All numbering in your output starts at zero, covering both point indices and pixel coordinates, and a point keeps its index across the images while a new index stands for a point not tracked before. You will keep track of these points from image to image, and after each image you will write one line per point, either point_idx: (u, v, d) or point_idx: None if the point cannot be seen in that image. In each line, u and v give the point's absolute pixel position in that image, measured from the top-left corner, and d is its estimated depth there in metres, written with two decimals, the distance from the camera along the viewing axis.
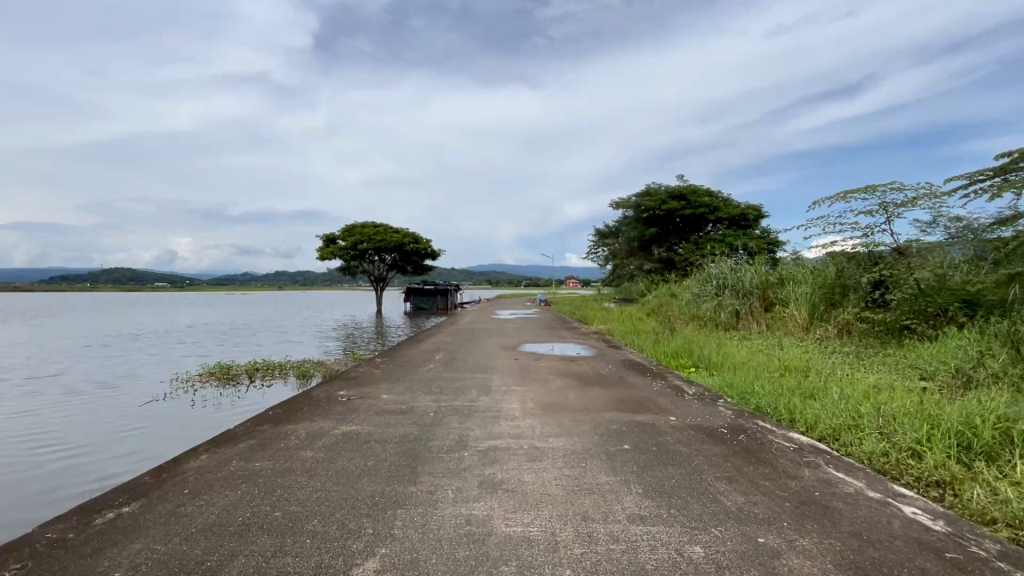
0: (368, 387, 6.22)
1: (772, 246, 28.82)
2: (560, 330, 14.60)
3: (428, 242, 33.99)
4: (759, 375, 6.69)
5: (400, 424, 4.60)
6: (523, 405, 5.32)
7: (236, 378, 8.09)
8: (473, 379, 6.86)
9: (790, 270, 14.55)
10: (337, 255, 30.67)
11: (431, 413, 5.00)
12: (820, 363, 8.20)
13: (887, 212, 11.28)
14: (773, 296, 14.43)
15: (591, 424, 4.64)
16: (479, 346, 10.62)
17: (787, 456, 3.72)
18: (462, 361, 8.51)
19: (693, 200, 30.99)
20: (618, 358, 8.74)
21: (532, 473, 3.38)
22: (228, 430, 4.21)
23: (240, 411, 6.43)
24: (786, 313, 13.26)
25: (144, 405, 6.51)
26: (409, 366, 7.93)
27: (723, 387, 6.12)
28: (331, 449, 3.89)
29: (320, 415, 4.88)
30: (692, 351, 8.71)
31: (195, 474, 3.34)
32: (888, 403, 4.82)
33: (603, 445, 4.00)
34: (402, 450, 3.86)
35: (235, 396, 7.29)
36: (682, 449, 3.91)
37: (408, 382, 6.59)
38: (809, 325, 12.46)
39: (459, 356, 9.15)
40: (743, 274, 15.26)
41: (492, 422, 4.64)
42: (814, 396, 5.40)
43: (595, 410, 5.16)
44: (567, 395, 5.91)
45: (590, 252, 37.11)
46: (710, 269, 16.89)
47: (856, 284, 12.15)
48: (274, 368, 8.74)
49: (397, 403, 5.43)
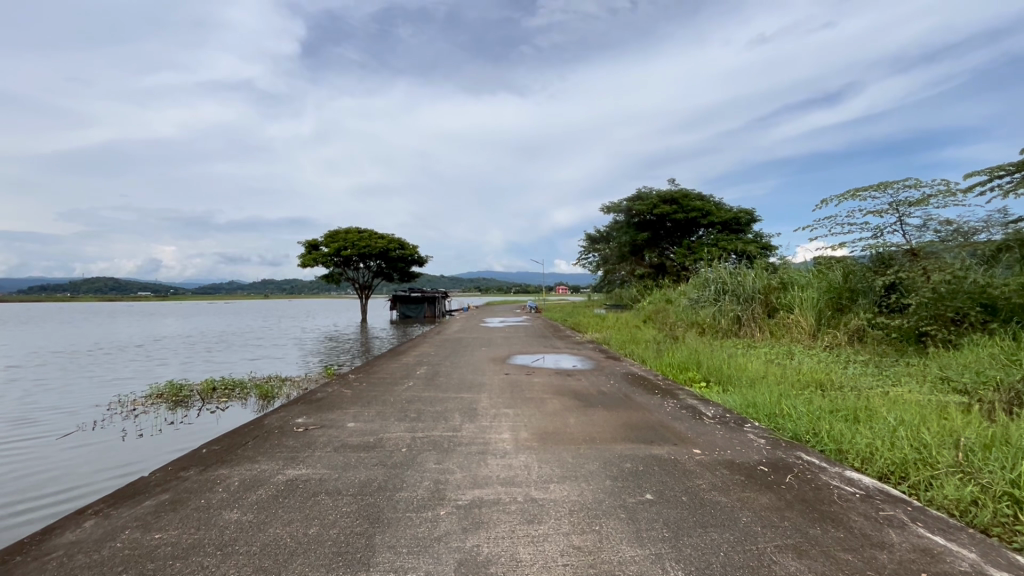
0: (333, 412, 5.29)
1: (766, 251, 28.38)
2: (553, 339, 13.77)
3: (414, 248, 33.01)
4: (783, 392, 5.88)
5: (362, 466, 3.69)
6: (515, 436, 4.43)
7: (187, 400, 7.09)
8: (458, 400, 5.93)
9: (794, 274, 13.91)
10: (320, 261, 29.56)
11: (403, 448, 4.09)
12: (841, 376, 7.44)
13: (899, 212, 10.63)
14: (776, 302, 13.73)
15: (599, 461, 3.78)
16: (466, 359, 9.71)
17: (859, 510, 2.87)
18: (447, 377, 7.60)
19: (684, 205, 30.54)
20: (619, 372, 7.91)
21: (530, 545, 2.49)
22: (135, 482, 3.27)
23: (179, 442, 5.48)
24: (790, 319, 12.56)
25: (65, 439, 5.52)
26: (385, 385, 6.99)
27: (746, 407, 5.30)
28: (265, 508, 2.96)
29: (264, 453, 3.94)
30: (701, 363, 7.89)
31: (62, 556, 2.41)
32: (952, 431, 4.03)
33: (619, 495, 3.12)
34: (360, 507, 2.96)
35: (181, 423, 6.32)
36: (722, 499, 3.04)
37: (381, 405, 5.68)
38: (817, 332, 11.80)
39: (444, 371, 8.24)
40: (744, 279, 14.58)
41: (477, 461, 3.76)
42: (857, 421, 4.59)
43: (601, 440, 4.29)
44: (566, 420, 5.05)
45: (581, 258, 36.47)
46: (708, 274, 16.24)
47: (866, 288, 11.48)
48: (234, 386, 7.76)
49: (363, 435, 4.51)
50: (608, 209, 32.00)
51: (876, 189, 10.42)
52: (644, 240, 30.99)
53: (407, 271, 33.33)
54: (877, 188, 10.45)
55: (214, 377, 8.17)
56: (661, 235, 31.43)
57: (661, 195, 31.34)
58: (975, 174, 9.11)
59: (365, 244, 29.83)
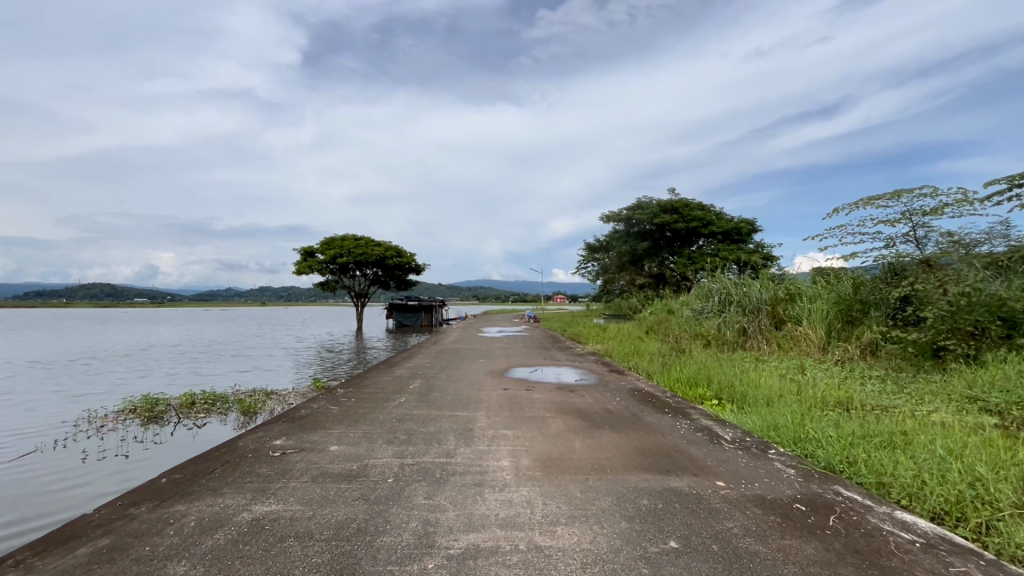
0: (315, 434, 4.82)
1: (767, 261, 28.04)
2: (553, 350, 13.31)
3: (411, 256, 32.57)
4: (805, 412, 5.45)
5: (341, 501, 3.22)
6: (515, 464, 3.97)
7: (162, 416, 6.59)
8: (453, 419, 5.47)
9: (801, 285, 13.53)
10: (315, 269, 29.08)
11: (389, 478, 3.62)
12: (861, 394, 7.01)
13: (913, 222, 10.27)
14: (783, 314, 13.34)
15: (612, 496, 3.33)
16: (463, 372, 9.24)
17: (924, 566, 2.43)
18: (442, 392, 7.13)
19: (685, 214, 30.24)
20: (624, 388, 7.46)
21: None
22: (73, 527, 2.80)
23: (147, 464, 5.01)
24: (799, 332, 12.16)
25: (20, 461, 5.04)
26: (375, 400, 6.51)
27: (767, 430, 4.86)
28: (219, 559, 2.49)
29: (230, 484, 3.47)
30: (712, 379, 7.46)
31: None
32: (1004, 462, 3.60)
33: (638, 542, 2.67)
34: (332, 557, 2.50)
35: (152, 441, 5.84)
36: (761, 550, 2.58)
37: (368, 425, 5.21)
38: (827, 345, 11.39)
39: (439, 385, 7.77)
40: (750, 289, 14.19)
41: (472, 496, 3.30)
42: (893, 447, 4.17)
43: (612, 470, 3.84)
44: (571, 443, 4.60)
45: (580, 267, 36.09)
46: (711, 284, 15.86)
47: (878, 300, 11.09)
48: (215, 400, 7.26)
49: (346, 462, 4.04)
50: (608, 218, 31.66)
51: (890, 197, 10.05)
52: (644, 249, 30.63)
53: (404, 279, 32.85)
54: (890, 197, 10.10)
55: (194, 390, 7.67)
56: (661, 245, 31.08)
57: (662, 204, 31.02)
58: (994, 182, 8.75)
59: (361, 252, 29.39)
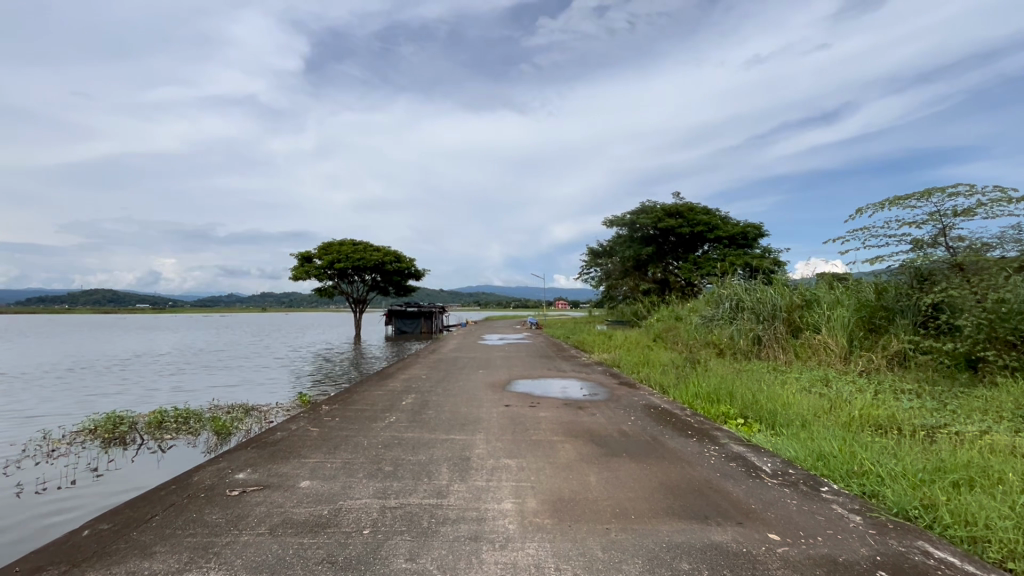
0: (286, 465, 4.14)
1: (775, 266, 27.41)
2: (557, 360, 12.63)
3: (411, 261, 31.98)
4: (850, 437, 4.78)
5: (299, 565, 2.54)
6: (521, 508, 3.29)
7: (125, 437, 5.91)
8: (447, 445, 4.78)
9: (819, 291, 12.87)
10: (313, 274, 28.47)
11: (365, 530, 2.94)
12: (902, 412, 6.32)
13: (942, 223, 9.59)
14: (799, 321, 12.66)
15: (642, 557, 2.64)
16: (461, 385, 8.56)
17: None
18: (437, 410, 6.44)
19: (690, 218, 29.61)
20: (638, 405, 6.79)
21: None
22: None
23: (95, 497, 4.34)
24: (817, 341, 11.49)
25: None
26: (361, 420, 5.82)
27: (813, 460, 4.19)
28: None
29: (166, 540, 2.79)
30: (735, 395, 6.78)
31: None
32: None
33: None
34: None
35: (110, 468, 5.18)
36: None
37: (350, 452, 4.53)
38: (849, 355, 10.74)
39: (434, 402, 7.08)
40: (764, 295, 13.53)
41: (466, 558, 2.62)
42: (971, 485, 3.49)
43: (638, 516, 3.15)
44: (586, 477, 3.92)
45: (583, 274, 35.44)
46: (724, 291, 15.24)
47: (904, 307, 10.43)
48: (186, 419, 6.57)
49: (315, 504, 3.35)
50: (611, 223, 31.05)
51: (918, 197, 9.40)
52: (648, 254, 30.00)
53: (404, 285, 32.20)
54: (919, 197, 9.43)
55: (166, 407, 7.00)
56: (666, 249, 30.45)
57: (666, 208, 30.41)
58: None
59: (359, 257, 28.77)
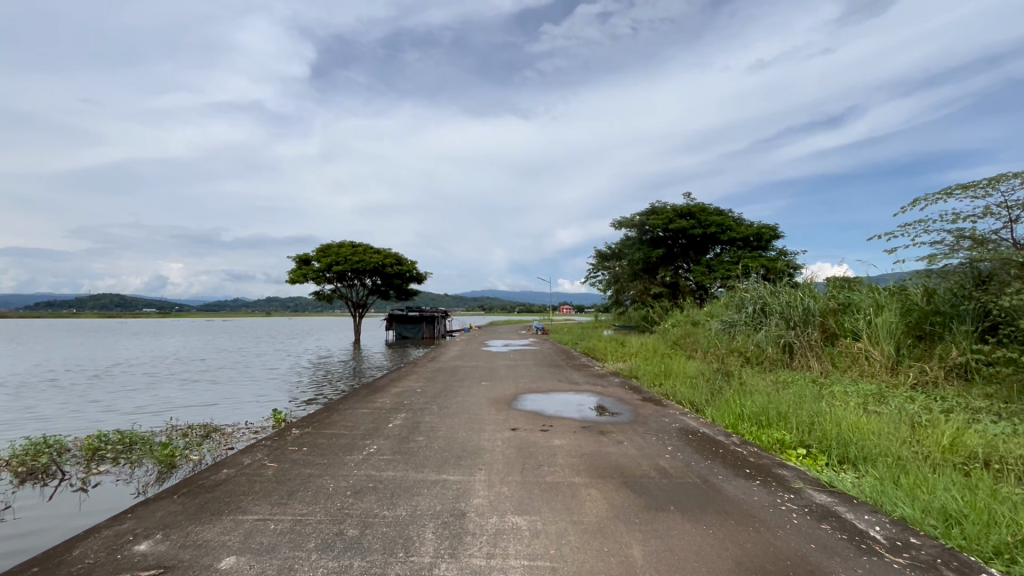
0: (212, 528, 3.01)
1: (792, 268, 26.28)
2: (567, 370, 11.49)
3: (411, 264, 30.86)
4: (968, 482, 3.65)
5: None
6: None
7: (45, 471, 4.80)
8: (437, 493, 3.64)
9: (857, 294, 11.71)
10: (310, 277, 27.43)
11: None
12: (997, 438, 5.19)
13: (1008, 216, 8.45)
14: (836, 326, 11.48)
15: None
16: (460, 400, 7.42)
17: None
18: (429, 436, 5.31)
19: (703, 219, 28.40)
20: (670, 429, 5.66)
21: None
22: None
23: None
24: (857, 348, 10.34)
25: None
26: (333, 453, 4.69)
27: (938, 521, 3.08)
28: None
29: None
30: (790, 418, 5.63)
31: None
32: None
33: None
34: None
35: (12, 513, 4.06)
36: None
37: (306, 504, 3.40)
38: (896, 366, 9.59)
39: (428, 423, 5.93)
40: (795, 300, 12.40)
41: None
42: None
43: None
44: (627, 549, 2.79)
45: (590, 277, 34.36)
46: (749, 295, 14.11)
47: (961, 313, 9.28)
48: (129, 446, 5.46)
49: None
50: (619, 224, 29.98)
51: (982, 186, 8.27)
52: (658, 257, 28.85)
53: (405, 288, 31.21)
54: (984, 184, 8.30)
55: (108, 430, 5.89)
56: (676, 251, 29.32)
57: (677, 208, 29.30)
58: None
59: (359, 260, 27.69)
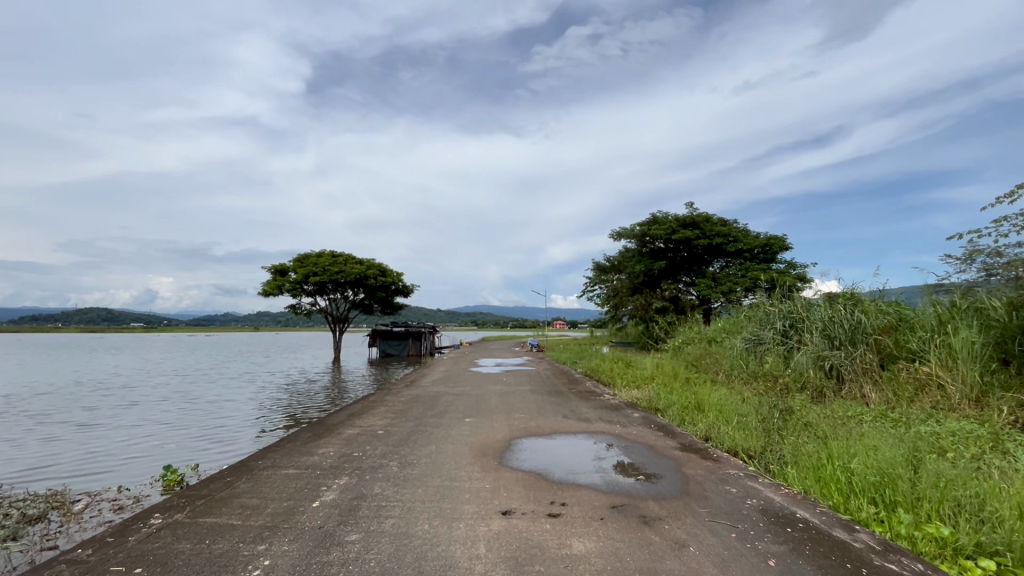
0: None
1: (802, 281, 24.54)
2: (570, 398, 9.45)
3: (397, 275, 28.76)
4: None
5: None
6: None
7: None
8: None
9: (916, 310, 9.81)
10: (286, 289, 25.25)
11: None
12: None
13: None
14: (893, 346, 9.54)
15: None
16: (432, 452, 5.32)
17: None
18: (366, 536, 3.20)
19: (706, 229, 26.59)
20: (750, 514, 3.61)
21: None
22: None
23: None
24: (927, 373, 8.40)
25: None
26: None
27: None
28: None
29: None
30: (932, 494, 3.63)
31: None
32: None
33: None
34: None
35: None
36: None
37: None
38: (983, 394, 7.66)
39: (376, 502, 3.85)
40: (840, 315, 10.48)
41: None
42: None
43: None
44: None
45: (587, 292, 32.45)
46: (779, 310, 12.20)
47: None
48: None
49: None
50: (619, 234, 28.26)
51: None
52: (659, 269, 26.98)
53: (390, 302, 29.07)
54: None
55: None
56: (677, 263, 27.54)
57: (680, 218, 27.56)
58: None
59: (338, 271, 25.57)
